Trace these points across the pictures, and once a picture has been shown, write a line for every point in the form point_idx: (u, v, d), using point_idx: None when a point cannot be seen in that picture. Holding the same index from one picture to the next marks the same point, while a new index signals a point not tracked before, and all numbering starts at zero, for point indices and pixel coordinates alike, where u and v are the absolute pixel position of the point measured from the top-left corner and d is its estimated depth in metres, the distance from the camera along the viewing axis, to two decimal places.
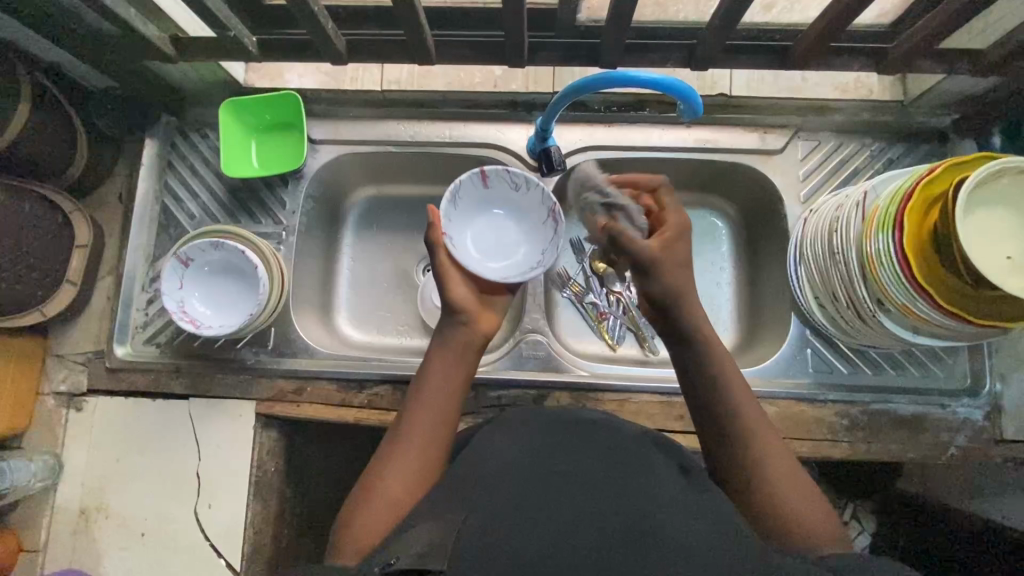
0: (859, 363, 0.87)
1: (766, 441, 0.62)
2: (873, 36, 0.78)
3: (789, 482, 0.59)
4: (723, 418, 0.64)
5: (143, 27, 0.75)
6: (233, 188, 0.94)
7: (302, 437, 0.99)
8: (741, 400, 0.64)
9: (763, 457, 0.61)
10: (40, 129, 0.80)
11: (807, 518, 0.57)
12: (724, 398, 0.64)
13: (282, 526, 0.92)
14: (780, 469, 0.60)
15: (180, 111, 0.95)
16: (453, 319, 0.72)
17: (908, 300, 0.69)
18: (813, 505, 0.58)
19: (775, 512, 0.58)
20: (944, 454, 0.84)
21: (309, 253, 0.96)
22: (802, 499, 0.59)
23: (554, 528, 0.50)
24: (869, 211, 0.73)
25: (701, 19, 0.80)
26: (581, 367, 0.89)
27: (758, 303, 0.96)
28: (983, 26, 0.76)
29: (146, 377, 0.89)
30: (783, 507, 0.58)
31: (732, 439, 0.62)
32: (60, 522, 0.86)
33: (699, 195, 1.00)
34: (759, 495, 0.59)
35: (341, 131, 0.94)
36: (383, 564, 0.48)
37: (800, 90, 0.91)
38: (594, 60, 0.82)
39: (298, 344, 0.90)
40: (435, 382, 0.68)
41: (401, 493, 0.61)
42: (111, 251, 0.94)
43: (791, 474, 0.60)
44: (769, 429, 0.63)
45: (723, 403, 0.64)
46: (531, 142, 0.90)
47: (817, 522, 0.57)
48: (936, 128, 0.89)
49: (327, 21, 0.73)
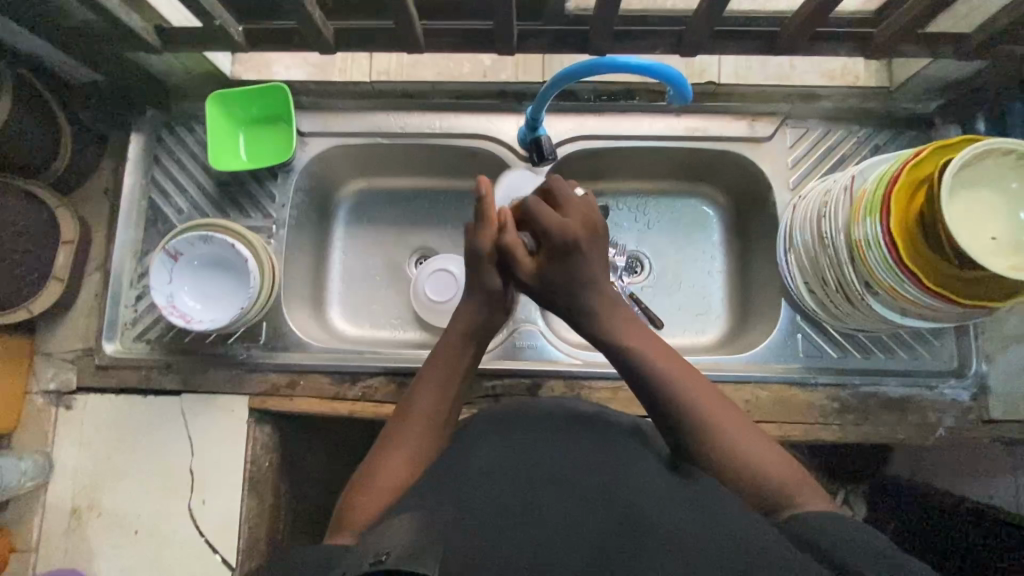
0: (848, 347, 0.88)
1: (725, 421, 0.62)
2: (858, 22, 0.79)
3: (747, 442, 0.60)
4: (666, 406, 0.63)
5: (127, 18, 0.73)
6: (222, 181, 0.93)
7: (297, 432, 0.99)
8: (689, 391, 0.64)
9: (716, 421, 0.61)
10: (21, 123, 0.79)
11: (772, 471, 0.58)
12: (661, 384, 0.64)
13: (278, 520, 0.92)
14: (734, 426, 0.61)
15: (167, 105, 0.94)
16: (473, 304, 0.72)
17: (896, 283, 0.70)
18: (778, 457, 0.59)
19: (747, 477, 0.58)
20: (932, 434, 0.85)
21: (300, 247, 0.95)
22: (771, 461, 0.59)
23: (555, 513, 0.50)
24: (857, 196, 0.73)
25: (689, 6, 0.81)
26: (573, 356, 0.90)
27: (748, 289, 0.97)
28: (967, 11, 0.77)
29: (136, 374, 0.88)
30: (757, 478, 0.58)
31: (689, 424, 0.62)
32: (53, 521, 0.85)
33: (688, 183, 1.01)
34: (724, 467, 0.59)
35: (330, 124, 0.93)
36: (376, 561, 0.45)
37: (787, 77, 0.90)
38: (584, 47, 0.82)
39: (290, 338, 0.90)
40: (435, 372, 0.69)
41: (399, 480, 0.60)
42: (98, 247, 0.93)
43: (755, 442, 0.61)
44: (720, 408, 0.63)
45: (671, 395, 0.63)
46: (521, 132, 0.89)
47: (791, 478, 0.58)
48: (921, 113, 0.90)
49: (314, 9, 0.73)
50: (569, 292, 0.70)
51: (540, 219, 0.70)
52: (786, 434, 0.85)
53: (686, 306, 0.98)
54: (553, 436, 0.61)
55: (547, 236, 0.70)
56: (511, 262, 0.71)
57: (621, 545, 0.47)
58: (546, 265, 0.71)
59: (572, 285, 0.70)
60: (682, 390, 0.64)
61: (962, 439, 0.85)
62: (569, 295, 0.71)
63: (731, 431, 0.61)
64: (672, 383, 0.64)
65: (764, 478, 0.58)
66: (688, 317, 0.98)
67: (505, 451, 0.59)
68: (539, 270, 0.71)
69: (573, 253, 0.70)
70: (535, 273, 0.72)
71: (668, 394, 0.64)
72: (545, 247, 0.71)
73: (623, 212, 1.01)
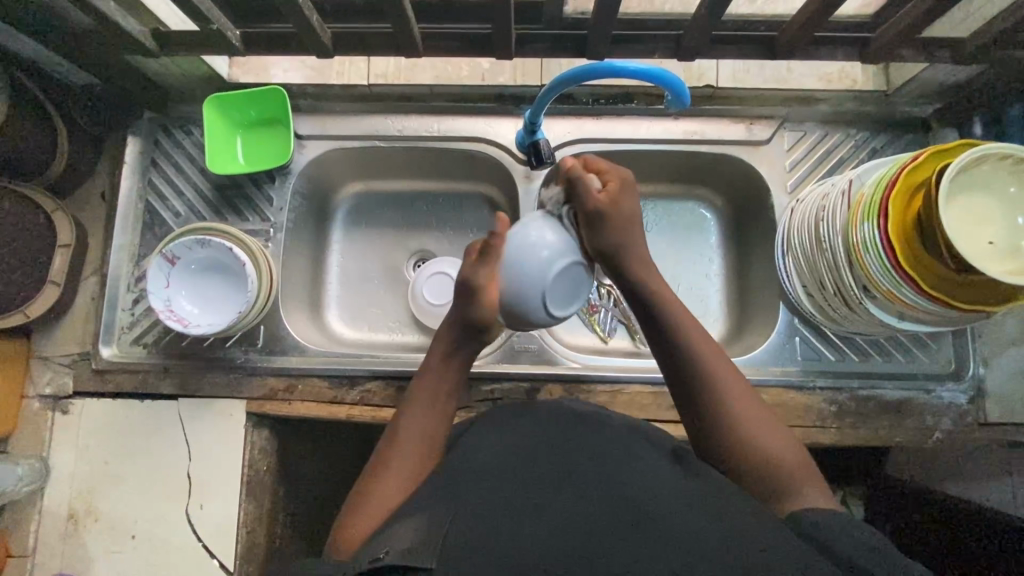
0: (846, 350, 0.88)
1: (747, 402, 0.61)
2: (856, 26, 0.79)
3: (765, 430, 0.60)
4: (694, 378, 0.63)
5: (123, 21, 0.73)
6: (220, 185, 0.93)
7: (294, 436, 0.99)
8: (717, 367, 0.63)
9: (732, 400, 0.61)
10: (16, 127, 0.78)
11: (782, 457, 0.59)
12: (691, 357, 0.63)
13: (275, 524, 0.92)
14: (745, 405, 0.61)
15: (164, 108, 0.93)
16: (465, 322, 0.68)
17: (893, 287, 0.70)
18: (785, 441, 0.60)
19: (752, 457, 0.59)
20: (930, 437, 0.85)
21: (298, 251, 0.95)
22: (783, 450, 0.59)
23: (553, 514, 0.50)
24: (855, 200, 0.73)
25: (687, 10, 0.81)
26: (573, 359, 0.89)
27: (746, 292, 0.97)
28: (964, 16, 0.77)
29: (132, 378, 0.88)
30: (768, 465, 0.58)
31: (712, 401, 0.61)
32: (49, 526, 0.85)
33: (687, 186, 1.01)
34: (739, 448, 0.59)
35: (327, 127, 0.93)
36: (376, 561, 0.48)
37: (786, 80, 0.91)
38: (582, 51, 0.82)
39: (288, 342, 0.90)
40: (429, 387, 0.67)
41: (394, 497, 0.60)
42: (94, 251, 0.92)
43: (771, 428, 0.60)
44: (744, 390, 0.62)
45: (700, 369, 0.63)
46: (519, 136, 0.89)
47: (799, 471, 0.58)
48: (918, 116, 0.91)
49: (312, 14, 0.73)
50: (631, 228, 0.65)
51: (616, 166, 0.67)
52: None
53: None
54: (550, 441, 0.61)
55: (613, 170, 0.66)
56: (585, 191, 0.63)
57: (620, 544, 0.47)
58: (617, 197, 0.65)
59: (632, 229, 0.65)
60: (710, 366, 0.63)
61: (959, 441, 0.86)
62: (630, 231, 0.65)
63: (752, 415, 0.61)
64: (700, 357, 0.63)
65: (768, 459, 0.59)
66: None
67: (504, 456, 0.59)
68: (613, 198, 0.64)
69: (636, 186, 0.67)
70: (609, 204, 0.64)
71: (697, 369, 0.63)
72: (613, 177, 0.65)
73: None
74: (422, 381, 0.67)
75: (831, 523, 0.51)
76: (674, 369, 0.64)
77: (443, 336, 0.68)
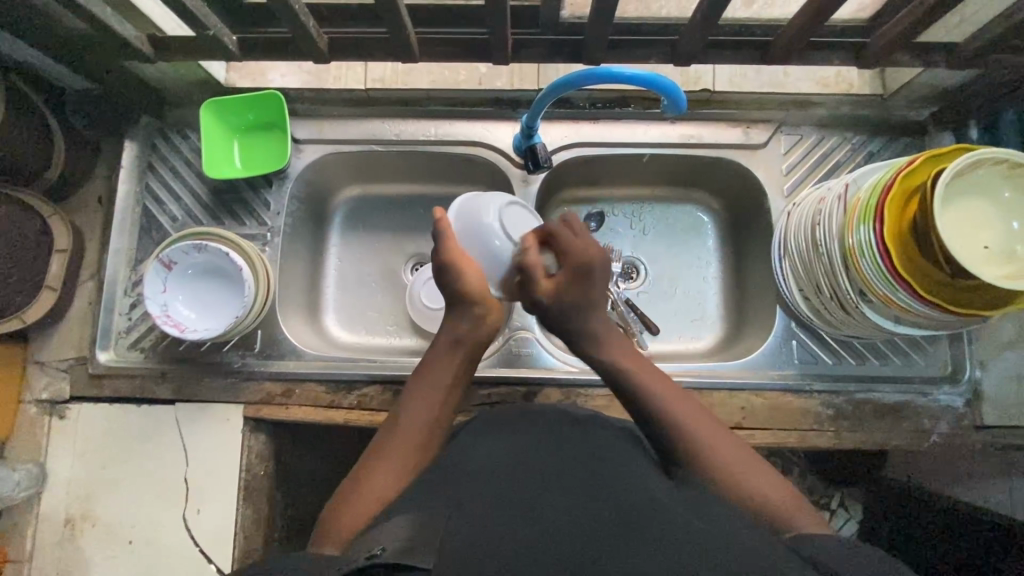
0: (843, 354, 0.88)
1: (720, 443, 0.61)
2: (852, 31, 0.79)
3: (746, 468, 0.60)
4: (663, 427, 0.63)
5: (120, 27, 0.73)
6: (217, 189, 0.93)
7: (291, 440, 0.99)
8: (686, 412, 0.64)
9: (709, 445, 0.61)
10: (12, 132, 0.78)
11: (768, 493, 0.58)
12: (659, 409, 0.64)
13: (273, 529, 0.91)
14: (722, 448, 0.61)
15: (161, 113, 0.93)
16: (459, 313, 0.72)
17: (889, 291, 0.70)
18: (767, 475, 0.59)
19: (736, 498, 0.58)
20: (926, 440, 0.85)
21: (295, 255, 0.95)
22: (767, 484, 0.59)
23: (549, 517, 0.50)
24: (850, 204, 0.73)
25: (684, 15, 0.81)
26: (570, 363, 0.89)
27: (742, 295, 0.98)
28: (959, 20, 0.77)
29: (130, 383, 0.88)
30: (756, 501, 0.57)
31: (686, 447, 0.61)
32: (46, 531, 0.85)
33: (684, 190, 1.01)
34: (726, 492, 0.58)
35: (324, 131, 0.93)
36: (372, 557, 0.47)
37: (781, 85, 0.91)
38: (578, 56, 0.82)
39: (286, 346, 0.90)
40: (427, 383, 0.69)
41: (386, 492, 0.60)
42: (91, 255, 0.92)
43: (749, 464, 0.60)
44: (716, 430, 0.63)
45: (668, 418, 0.63)
46: (516, 140, 0.89)
47: (786, 500, 0.57)
48: (914, 120, 0.91)
49: (309, 19, 0.73)
50: (580, 313, 0.71)
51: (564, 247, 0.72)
52: (781, 441, 0.85)
53: (682, 312, 0.99)
54: (546, 445, 0.61)
55: (568, 256, 0.71)
56: (531, 281, 0.71)
57: (615, 548, 0.47)
58: (563, 286, 0.71)
59: (580, 309, 0.71)
60: (678, 413, 0.63)
61: (956, 444, 0.86)
62: (585, 315, 0.71)
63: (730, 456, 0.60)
64: (666, 404, 0.64)
65: (753, 499, 0.58)
66: (684, 323, 0.98)
67: (500, 459, 0.59)
68: (558, 288, 0.71)
69: (592, 275, 0.71)
70: (553, 294, 0.71)
71: (665, 416, 0.63)
72: (566, 267, 0.71)
73: (619, 218, 1.02)
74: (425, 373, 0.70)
75: (826, 538, 0.51)
76: (648, 429, 0.65)
77: (453, 321, 0.72)
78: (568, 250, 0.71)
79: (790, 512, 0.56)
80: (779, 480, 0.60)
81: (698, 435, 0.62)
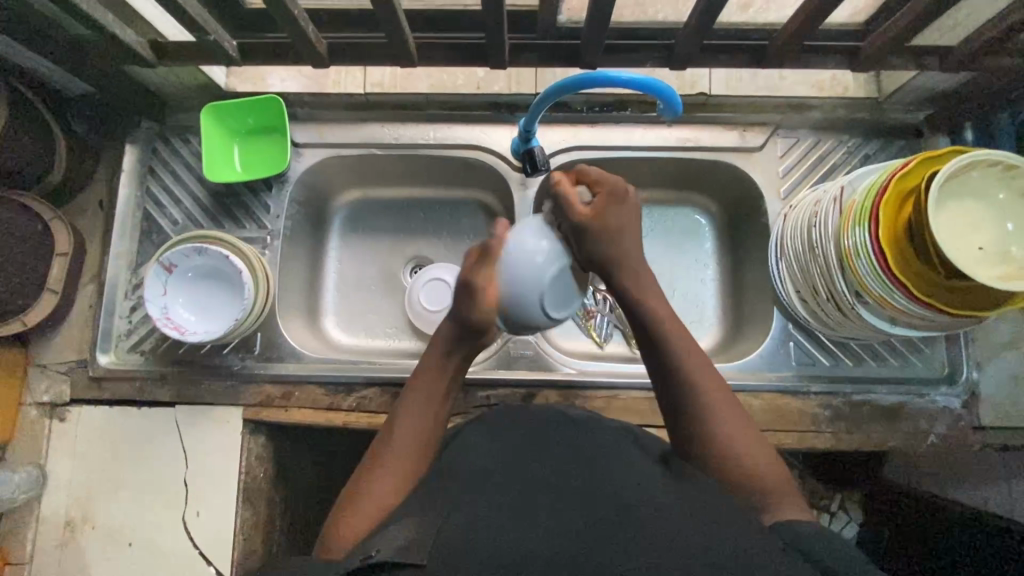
0: (841, 355, 0.89)
1: (724, 408, 0.61)
2: (846, 34, 0.80)
3: (745, 443, 0.60)
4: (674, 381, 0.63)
5: (121, 33, 0.74)
6: (217, 193, 0.93)
7: (291, 442, 0.99)
8: (698, 369, 0.63)
9: (715, 412, 0.61)
10: (15, 136, 0.79)
11: (761, 473, 0.59)
12: (671, 364, 0.63)
13: (273, 531, 0.92)
14: (727, 414, 0.61)
15: (162, 117, 0.94)
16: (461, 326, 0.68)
17: (885, 291, 0.70)
18: (765, 455, 0.60)
19: (730, 472, 0.59)
20: (924, 441, 0.86)
21: (294, 258, 0.96)
22: (763, 463, 0.59)
23: (545, 519, 0.50)
24: (846, 206, 0.74)
25: (680, 19, 0.82)
26: (568, 365, 0.90)
27: (740, 297, 0.98)
28: (952, 23, 0.78)
29: (130, 386, 0.88)
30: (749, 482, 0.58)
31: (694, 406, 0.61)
32: (47, 534, 0.85)
33: (681, 193, 1.02)
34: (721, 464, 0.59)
35: (323, 135, 0.94)
36: (366, 558, 0.48)
37: (778, 87, 0.91)
38: (575, 60, 0.83)
39: (285, 348, 0.90)
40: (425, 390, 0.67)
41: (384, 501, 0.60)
42: (91, 259, 0.93)
43: (749, 439, 0.60)
44: (724, 395, 0.62)
45: (677, 375, 0.63)
46: (514, 143, 0.90)
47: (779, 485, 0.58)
48: (910, 123, 0.91)
49: (308, 24, 0.73)
50: (618, 240, 0.65)
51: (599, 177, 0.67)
52: (779, 443, 0.85)
53: (680, 315, 0.99)
54: (543, 446, 0.61)
55: (601, 183, 0.66)
56: (566, 206, 0.65)
57: (610, 550, 0.47)
58: (602, 210, 0.65)
59: (620, 233, 0.65)
60: (689, 370, 0.63)
61: (954, 445, 0.86)
62: (620, 239, 0.65)
63: (731, 428, 0.60)
64: (679, 361, 0.63)
65: (746, 475, 0.58)
66: (682, 325, 0.99)
67: (497, 459, 0.59)
68: (597, 211, 0.65)
69: (628, 199, 0.66)
70: (593, 218, 0.64)
71: (677, 372, 0.63)
72: (601, 192, 0.66)
73: None
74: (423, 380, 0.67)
75: (821, 539, 0.51)
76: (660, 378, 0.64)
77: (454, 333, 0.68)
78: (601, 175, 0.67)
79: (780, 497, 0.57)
80: (776, 465, 0.60)
81: (706, 396, 0.62)
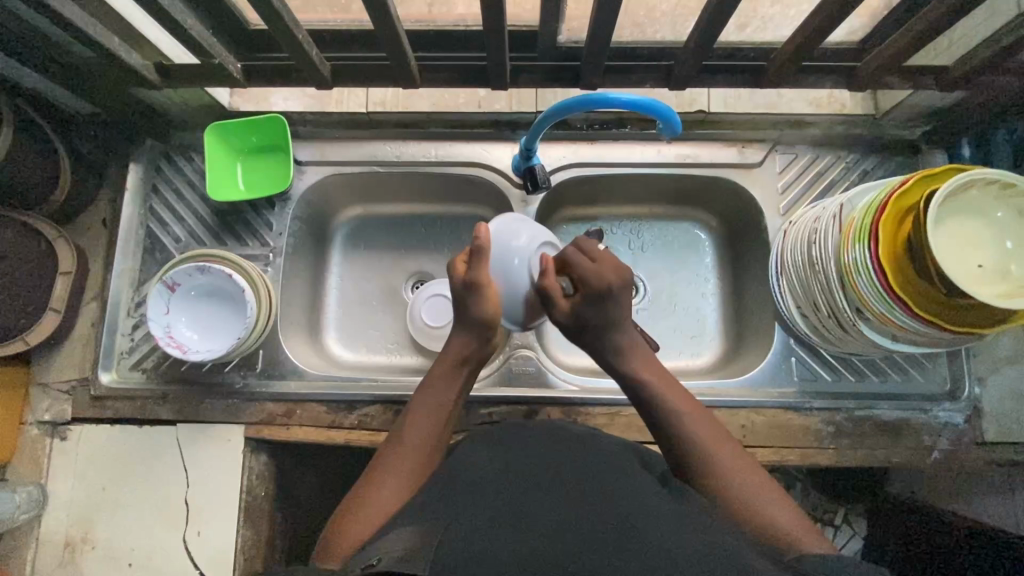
0: (843, 370, 0.89)
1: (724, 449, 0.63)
2: (843, 53, 0.81)
3: (752, 486, 0.60)
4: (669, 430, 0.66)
5: (127, 56, 0.75)
6: (220, 211, 0.94)
7: (291, 459, 0.99)
8: (691, 418, 0.66)
9: (714, 454, 0.63)
10: (20, 158, 0.80)
11: (770, 511, 0.58)
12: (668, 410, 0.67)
13: (273, 551, 0.91)
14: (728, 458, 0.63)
15: (165, 136, 0.95)
16: (464, 334, 0.73)
17: (886, 309, 0.70)
18: (773, 496, 0.59)
19: (743, 512, 0.58)
20: (927, 457, 0.85)
21: (297, 274, 0.96)
22: (770, 502, 0.59)
23: (548, 541, 0.50)
24: (845, 223, 0.75)
25: (679, 38, 0.82)
26: (571, 383, 0.89)
27: (741, 312, 0.98)
28: (947, 44, 0.79)
29: (131, 404, 0.88)
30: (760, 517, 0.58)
31: (694, 453, 0.63)
32: (46, 554, 0.85)
33: (680, 208, 1.02)
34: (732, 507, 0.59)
35: (326, 153, 0.94)
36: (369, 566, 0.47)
37: (775, 105, 0.92)
38: (576, 80, 0.84)
39: (288, 366, 0.90)
40: (427, 400, 0.69)
41: (380, 515, 0.59)
42: (94, 277, 0.93)
43: (751, 479, 0.61)
44: (724, 440, 0.64)
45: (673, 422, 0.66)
46: (515, 160, 0.90)
47: (787, 520, 0.57)
48: (908, 140, 0.92)
49: (311, 46, 0.74)
50: (598, 332, 0.73)
51: (577, 272, 0.74)
52: (782, 459, 0.85)
53: (682, 330, 0.99)
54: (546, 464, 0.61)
55: (585, 281, 0.73)
56: (549, 304, 0.75)
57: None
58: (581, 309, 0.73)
59: (604, 325, 0.73)
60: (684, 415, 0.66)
61: (957, 461, 0.85)
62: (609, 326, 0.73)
63: (736, 472, 0.61)
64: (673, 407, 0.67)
65: (757, 513, 0.58)
66: (683, 339, 0.99)
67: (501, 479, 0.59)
68: (574, 311, 0.73)
69: (609, 296, 0.72)
70: (570, 316, 0.74)
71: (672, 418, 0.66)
72: (580, 291, 0.73)
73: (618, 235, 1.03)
74: (423, 394, 0.70)
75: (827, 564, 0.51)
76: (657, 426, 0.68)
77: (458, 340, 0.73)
78: (584, 268, 0.74)
79: (793, 532, 0.56)
80: (785, 503, 0.59)
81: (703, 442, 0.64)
